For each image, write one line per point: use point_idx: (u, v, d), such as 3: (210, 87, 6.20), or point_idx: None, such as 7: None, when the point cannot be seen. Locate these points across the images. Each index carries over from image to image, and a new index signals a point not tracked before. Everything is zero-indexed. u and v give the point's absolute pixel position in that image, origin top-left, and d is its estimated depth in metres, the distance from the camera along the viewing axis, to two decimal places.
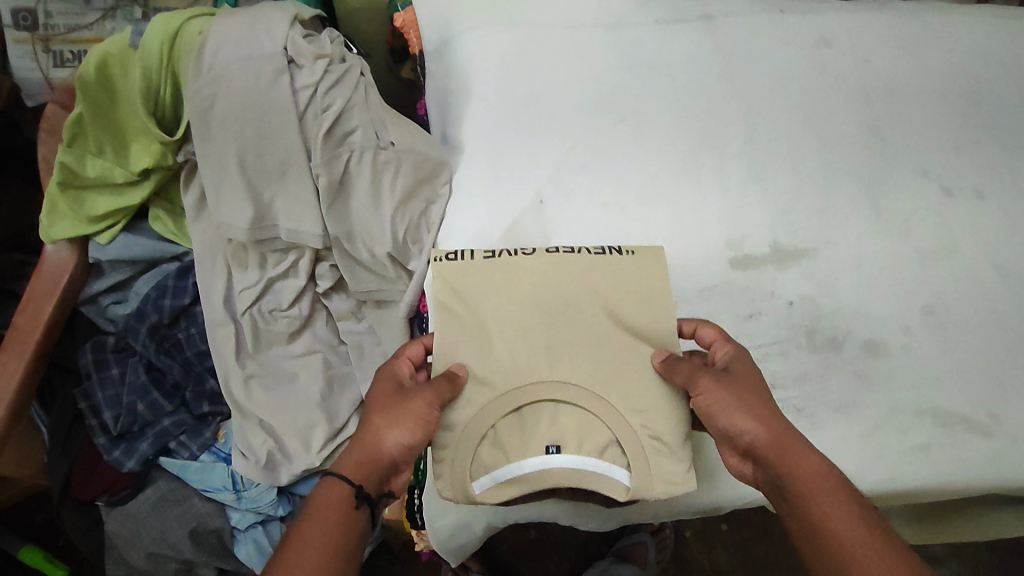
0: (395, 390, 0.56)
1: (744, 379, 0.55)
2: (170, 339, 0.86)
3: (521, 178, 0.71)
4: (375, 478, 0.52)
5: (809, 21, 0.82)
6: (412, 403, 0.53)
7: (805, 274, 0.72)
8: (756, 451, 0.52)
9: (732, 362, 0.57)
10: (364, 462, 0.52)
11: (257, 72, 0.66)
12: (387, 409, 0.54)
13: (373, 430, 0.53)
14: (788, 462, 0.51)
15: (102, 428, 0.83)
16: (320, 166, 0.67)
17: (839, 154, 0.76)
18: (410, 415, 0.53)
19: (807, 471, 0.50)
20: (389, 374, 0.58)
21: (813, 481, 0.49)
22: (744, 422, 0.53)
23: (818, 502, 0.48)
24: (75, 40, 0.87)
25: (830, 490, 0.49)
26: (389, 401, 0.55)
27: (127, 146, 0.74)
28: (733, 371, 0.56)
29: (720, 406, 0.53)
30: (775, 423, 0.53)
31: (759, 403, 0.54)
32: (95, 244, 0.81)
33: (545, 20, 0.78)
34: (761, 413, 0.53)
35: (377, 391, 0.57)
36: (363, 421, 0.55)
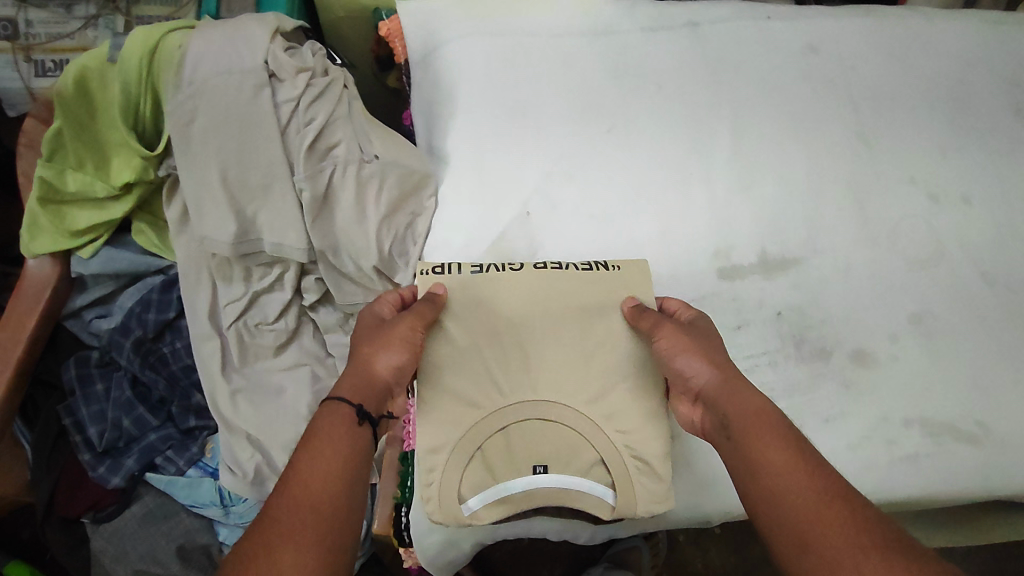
0: (377, 320, 0.56)
1: (708, 333, 0.56)
2: (155, 353, 0.85)
3: (507, 190, 0.70)
4: (373, 400, 0.51)
5: (796, 27, 0.82)
6: (397, 328, 0.54)
7: (793, 283, 0.71)
8: (708, 393, 0.51)
9: (700, 317, 0.58)
10: (355, 385, 0.51)
11: (237, 87, 0.65)
12: (372, 336, 0.54)
13: (361, 356, 0.53)
14: (737, 401, 0.49)
15: (86, 445, 0.82)
16: (304, 181, 0.66)
17: (826, 162, 0.76)
18: (396, 339, 0.54)
19: (755, 411, 0.48)
20: (370, 308, 0.58)
21: (760, 418, 0.47)
22: (701, 366, 0.53)
23: (762, 439, 0.46)
24: (57, 49, 0.85)
25: (776, 428, 0.46)
26: (372, 331, 0.55)
27: (107, 160, 0.73)
28: (696, 324, 0.57)
29: (679, 348, 0.54)
30: (731, 369, 0.52)
31: (719, 352, 0.54)
32: (77, 258, 0.80)
33: (530, 29, 0.78)
34: (718, 358, 0.53)
35: (358, 328, 0.57)
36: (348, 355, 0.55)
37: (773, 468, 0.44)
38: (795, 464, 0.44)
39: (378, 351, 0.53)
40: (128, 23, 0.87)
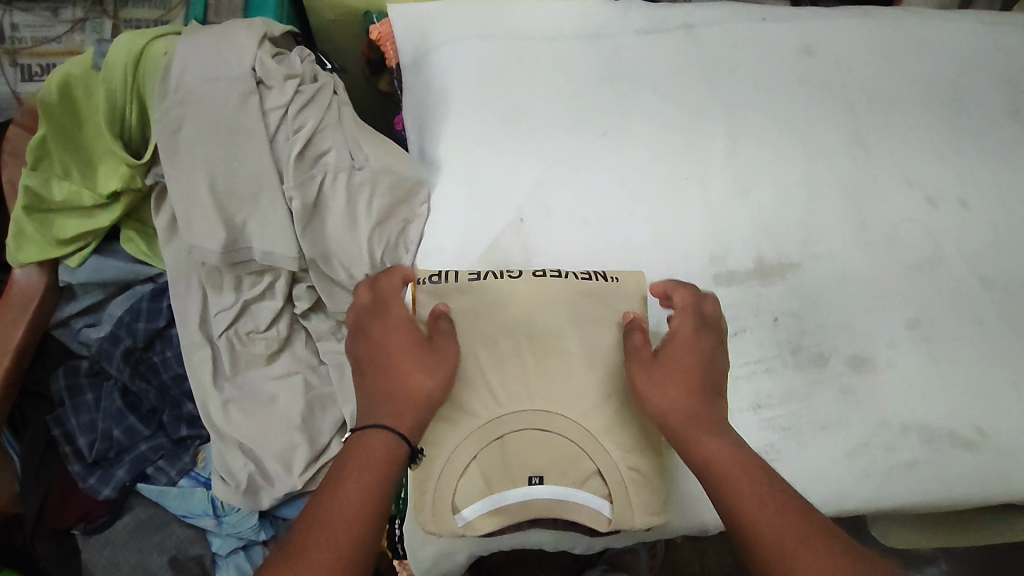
0: (407, 328, 0.53)
1: (679, 356, 0.52)
2: (146, 362, 0.83)
3: (500, 195, 0.70)
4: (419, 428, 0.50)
5: (792, 29, 0.81)
6: (438, 344, 0.53)
7: (790, 289, 0.71)
8: (673, 432, 0.50)
9: (678, 329, 0.54)
10: (410, 411, 0.49)
11: (224, 95, 0.64)
12: (425, 359, 0.52)
13: (410, 374, 0.50)
14: (704, 445, 0.48)
15: (76, 455, 0.80)
16: (293, 188, 0.65)
17: (823, 165, 0.75)
18: (442, 357, 0.53)
19: (728, 458, 0.47)
20: (394, 310, 0.54)
21: (735, 466, 0.47)
22: (663, 405, 0.50)
23: (741, 493, 0.45)
24: (43, 53, 0.84)
25: (752, 477, 0.46)
26: (411, 345, 0.52)
27: (93, 169, 0.72)
28: (668, 345, 0.53)
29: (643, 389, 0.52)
30: (701, 403, 0.50)
31: (690, 381, 0.51)
32: (65, 267, 0.79)
33: (523, 32, 0.77)
34: (685, 389, 0.50)
35: (396, 337, 0.52)
36: (381, 368, 0.51)
37: (760, 525, 0.44)
38: (781, 518, 0.44)
39: (429, 371, 0.51)
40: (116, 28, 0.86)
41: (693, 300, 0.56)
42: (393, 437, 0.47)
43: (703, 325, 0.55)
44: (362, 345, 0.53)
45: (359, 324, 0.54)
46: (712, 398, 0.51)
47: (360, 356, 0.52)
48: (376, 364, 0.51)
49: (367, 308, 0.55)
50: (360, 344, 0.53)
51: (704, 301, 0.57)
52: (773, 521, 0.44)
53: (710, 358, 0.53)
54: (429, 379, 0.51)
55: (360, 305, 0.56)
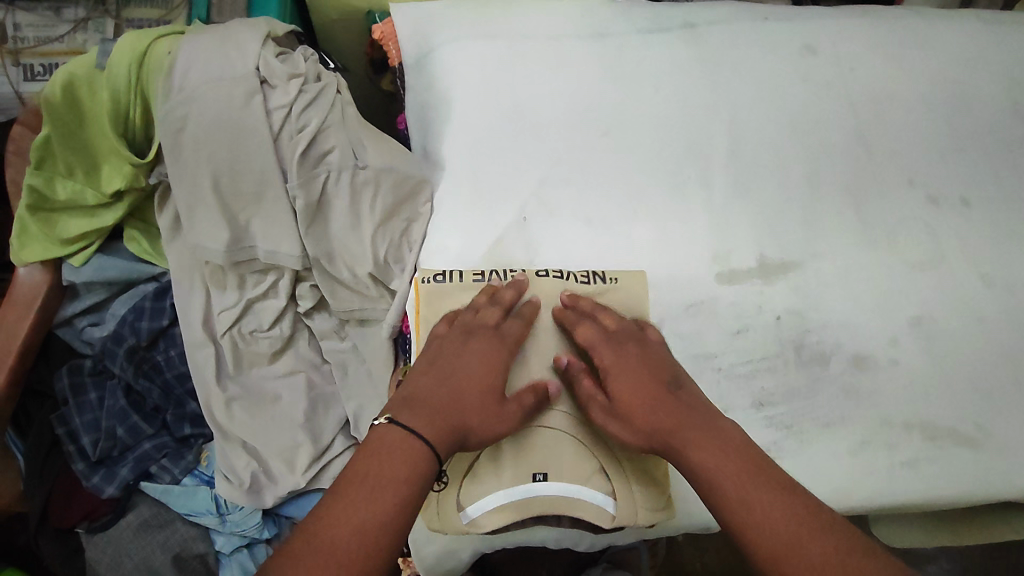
0: (500, 379, 0.53)
1: (626, 386, 0.52)
2: (149, 361, 0.84)
3: (504, 194, 0.70)
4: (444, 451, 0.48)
5: (794, 28, 0.81)
6: (508, 412, 0.52)
7: (792, 288, 0.71)
8: (664, 450, 0.49)
9: (604, 362, 0.54)
10: (451, 444, 0.47)
11: (228, 95, 0.63)
12: (488, 412, 0.51)
13: (471, 417, 0.49)
14: (694, 456, 0.47)
15: (80, 454, 0.81)
16: (298, 189, 0.65)
17: (825, 164, 0.75)
18: (503, 424, 0.52)
19: (720, 464, 0.46)
20: (502, 354, 0.54)
21: (730, 470, 0.45)
22: (636, 429, 0.51)
23: (740, 498, 0.44)
24: (46, 53, 0.84)
25: (746, 478, 0.45)
26: (491, 396, 0.51)
27: (97, 168, 0.72)
28: (610, 385, 0.53)
29: (615, 419, 0.52)
30: (678, 413, 0.50)
31: (656, 400, 0.51)
32: (67, 266, 0.79)
33: (525, 31, 0.77)
34: (653, 409, 0.50)
35: (479, 371, 0.52)
36: (458, 392, 0.50)
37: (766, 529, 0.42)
38: (784, 517, 0.43)
39: (485, 425, 0.50)
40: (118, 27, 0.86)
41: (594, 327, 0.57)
42: (428, 457, 0.45)
43: (616, 341, 0.56)
44: (460, 355, 0.52)
45: (469, 336, 0.54)
46: (687, 404, 0.50)
47: (452, 360, 0.52)
48: (455, 386, 0.50)
49: (483, 327, 0.55)
50: (458, 355, 0.52)
51: (603, 318, 0.58)
52: (779, 523, 0.42)
53: (646, 370, 0.53)
54: (479, 431, 0.50)
55: (480, 319, 0.56)
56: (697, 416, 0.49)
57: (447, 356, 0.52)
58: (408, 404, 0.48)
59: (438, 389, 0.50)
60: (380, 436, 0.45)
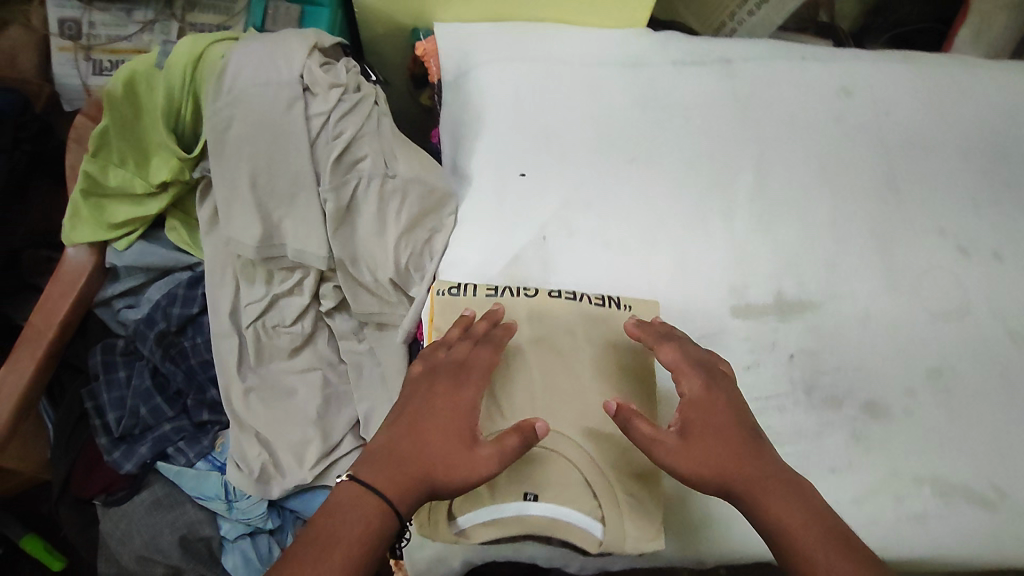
0: (466, 417, 0.52)
1: (708, 420, 0.52)
2: (177, 347, 0.87)
3: (525, 213, 0.71)
4: (414, 503, 0.48)
5: (833, 69, 0.80)
6: (480, 454, 0.50)
7: (808, 328, 0.70)
8: (738, 493, 0.49)
9: (688, 388, 0.54)
10: (413, 496, 0.48)
11: (272, 99, 0.67)
12: (452, 457, 0.50)
13: (436, 464, 0.49)
14: (777, 510, 0.48)
15: (104, 429, 0.85)
16: (329, 192, 0.68)
17: (852, 207, 0.75)
18: (474, 466, 0.50)
19: (804, 525, 0.47)
20: (468, 390, 0.53)
21: (823, 534, 0.46)
22: (706, 471, 0.49)
23: (820, 555, 0.45)
24: (115, 51, 0.98)
25: (829, 542, 0.46)
26: (457, 436, 0.51)
27: (148, 159, 0.76)
28: (689, 413, 0.52)
29: (691, 457, 0.50)
30: (759, 463, 0.50)
31: (737, 442, 0.51)
32: (112, 249, 0.83)
33: (560, 56, 0.79)
34: (733, 454, 0.50)
35: (442, 413, 0.52)
36: (420, 440, 0.50)
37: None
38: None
39: (452, 470, 0.50)
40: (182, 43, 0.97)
41: (683, 351, 0.56)
42: (388, 509, 0.47)
43: (702, 371, 0.55)
44: (424, 397, 0.53)
45: (432, 375, 0.54)
46: (769, 455, 0.51)
47: (416, 405, 0.52)
48: (418, 433, 0.51)
49: (446, 365, 0.55)
50: (422, 399, 0.53)
51: (689, 345, 0.57)
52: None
53: (730, 409, 0.53)
54: (446, 476, 0.49)
55: (448, 356, 0.56)
56: (781, 470, 0.50)
57: (413, 401, 0.53)
58: (372, 459, 0.49)
59: (400, 439, 0.50)
60: (341, 489, 0.48)
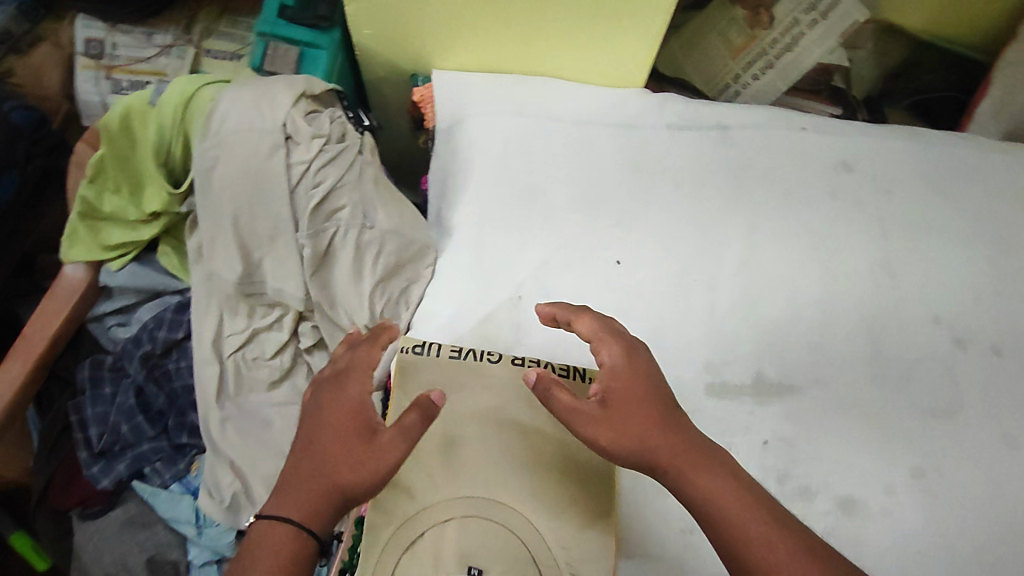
0: (356, 415, 0.51)
1: (627, 391, 0.53)
2: (161, 368, 0.87)
3: (502, 272, 0.72)
4: (328, 520, 0.49)
5: (830, 143, 0.81)
6: (382, 441, 0.50)
7: (787, 413, 0.68)
8: (665, 467, 0.50)
9: (607, 357, 0.54)
10: (324, 508, 0.49)
11: (254, 145, 0.67)
12: (354, 460, 0.49)
13: (342, 472, 0.49)
14: (702, 483, 0.49)
15: (86, 443, 0.86)
16: (307, 238, 0.69)
17: (840, 287, 0.74)
18: (380, 457, 0.50)
19: (728, 496, 0.49)
20: (351, 389, 0.53)
21: (746, 501, 0.48)
22: (631, 447, 0.51)
23: (745, 523, 0.47)
24: (133, 71, 1.03)
25: (755, 508, 0.48)
26: (353, 434, 0.50)
27: (142, 188, 0.78)
28: (609, 385, 0.53)
29: (616, 433, 0.51)
30: (682, 435, 0.51)
31: (659, 415, 0.52)
32: (106, 270, 0.85)
33: (553, 113, 0.81)
34: (656, 429, 0.51)
35: (331, 421, 0.51)
36: (318, 454, 0.50)
37: (772, 560, 0.46)
38: (793, 553, 0.46)
39: (358, 471, 0.49)
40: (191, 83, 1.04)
41: (598, 322, 0.57)
42: (298, 536, 0.48)
43: (621, 341, 0.55)
44: (311, 414, 0.52)
45: (315, 392, 0.53)
46: (687, 426, 0.52)
47: (304, 428, 0.52)
48: (314, 450, 0.50)
49: (327, 375, 0.54)
50: (311, 416, 0.52)
51: (607, 319, 0.58)
52: (782, 552, 0.46)
53: (647, 384, 0.53)
54: (355, 477, 0.49)
55: (326, 370, 0.55)
56: (702, 441, 0.52)
57: (303, 422, 0.52)
58: (278, 492, 0.50)
59: (296, 464, 0.50)
60: (251, 533, 0.49)
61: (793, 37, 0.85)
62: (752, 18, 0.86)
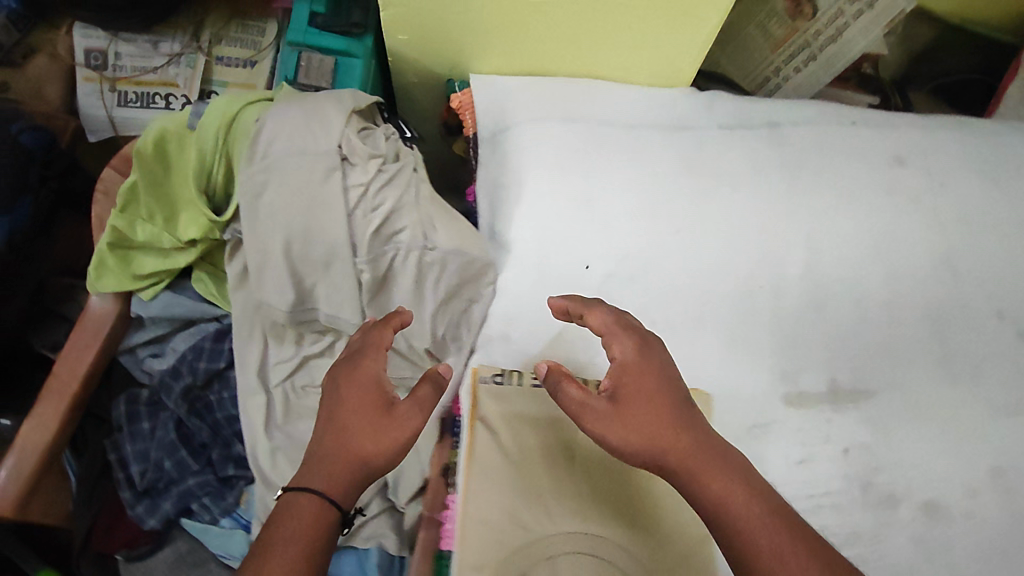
0: (373, 390, 0.54)
1: (640, 388, 0.53)
2: (202, 400, 0.83)
3: (569, 287, 0.70)
4: (352, 491, 0.52)
5: (882, 136, 0.79)
6: (398, 414, 0.53)
7: (864, 419, 0.68)
8: (675, 467, 0.51)
9: (620, 353, 0.54)
10: (347, 479, 0.51)
11: (309, 170, 0.63)
12: (372, 431, 0.52)
13: (361, 444, 0.52)
14: (712, 485, 0.49)
15: (128, 482, 0.84)
16: (366, 263, 0.65)
17: (907, 286, 0.73)
18: (397, 429, 0.53)
19: (739, 499, 0.49)
20: (367, 366, 0.55)
21: (754, 506, 0.49)
22: (640, 444, 0.51)
23: (752, 526, 0.48)
24: (140, 82, 0.98)
25: (764, 513, 0.48)
26: (370, 410, 0.53)
27: (176, 214, 0.73)
28: (622, 381, 0.53)
29: (624, 431, 0.51)
30: (695, 436, 0.51)
31: (671, 415, 0.52)
32: (138, 299, 0.81)
33: (602, 116, 0.78)
34: (669, 429, 0.51)
35: (350, 396, 0.54)
36: (339, 429, 0.53)
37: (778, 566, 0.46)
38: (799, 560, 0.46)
39: (378, 442, 0.52)
40: (202, 92, 0.99)
41: (610, 316, 0.56)
42: (322, 504, 0.50)
43: (634, 336, 0.55)
44: (331, 393, 0.55)
45: (334, 371, 0.56)
46: (701, 427, 0.52)
47: (324, 405, 0.55)
48: (335, 425, 0.53)
49: (345, 356, 0.57)
50: (330, 394, 0.55)
51: (617, 313, 0.58)
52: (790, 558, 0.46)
53: (661, 383, 0.53)
54: (375, 448, 0.52)
55: (344, 352, 0.58)
56: (713, 440, 0.52)
57: (324, 401, 0.55)
58: (303, 467, 0.52)
59: (319, 439, 0.53)
60: (279, 503, 0.51)
61: (838, 28, 0.81)
62: (793, 10, 0.82)
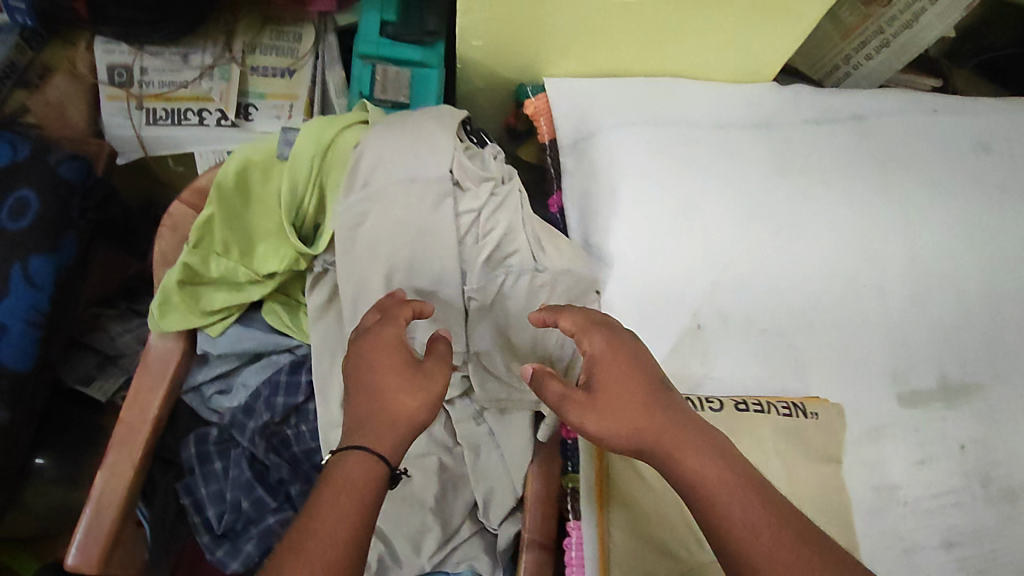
0: (398, 351, 0.52)
1: (614, 377, 0.51)
2: (279, 436, 0.77)
3: (678, 300, 0.69)
4: (397, 444, 0.49)
5: (964, 123, 0.78)
6: (428, 369, 0.52)
7: (975, 414, 0.69)
8: (651, 450, 0.49)
9: (590, 347, 0.53)
10: (391, 434, 0.49)
11: (418, 198, 0.61)
12: (406, 385, 0.50)
13: (399, 399, 0.50)
14: (687, 466, 0.47)
15: (206, 526, 0.78)
16: (475, 290, 0.63)
17: (1004, 276, 0.73)
18: (430, 383, 0.51)
19: (715, 477, 0.46)
20: (388, 330, 0.53)
21: (730, 484, 0.46)
22: (616, 430, 0.49)
23: (731, 507, 0.45)
24: (168, 98, 0.91)
25: (745, 493, 0.45)
26: (401, 371, 0.51)
27: (253, 247, 0.69)
28: (594, 371, 0.51)
29: (596, 420, 0.49)
30: (669, 417, 0.49)
31: (646, 398, 0.50)
32: (203, 335, 0.74)
33: (690, 116, 0.75)
34: (643, 414, 0.49)
35: (375, 355, 0.51)
36: (371, 388, 0.50)
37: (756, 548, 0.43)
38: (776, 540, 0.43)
39: (415, 395, 0.50)
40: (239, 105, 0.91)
41: (580, 314, 0.55)
42: (372, 459, 0.47)
43: (602, 328, 0.54)
44: (354, 359, 0.52)
45: (354, 340, 0.53)
46: (678, 409, 0.50)
47: (349, 372, 0.52)
48: (368, 385, 0.50)
49: (363, 326, 0.55)
50: (354, 360, 0.52)
51: (589, 311, 0.56)
52: (768, 540, 0.43)
53: (633, 369, 0.51)
54: (414, 402, 0.50)
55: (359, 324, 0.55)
56: (691, 422, 0.49)
57: (349, 368, 0.52)
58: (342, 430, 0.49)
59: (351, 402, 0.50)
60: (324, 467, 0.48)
61: (913, 14, 0.77)
62: None
